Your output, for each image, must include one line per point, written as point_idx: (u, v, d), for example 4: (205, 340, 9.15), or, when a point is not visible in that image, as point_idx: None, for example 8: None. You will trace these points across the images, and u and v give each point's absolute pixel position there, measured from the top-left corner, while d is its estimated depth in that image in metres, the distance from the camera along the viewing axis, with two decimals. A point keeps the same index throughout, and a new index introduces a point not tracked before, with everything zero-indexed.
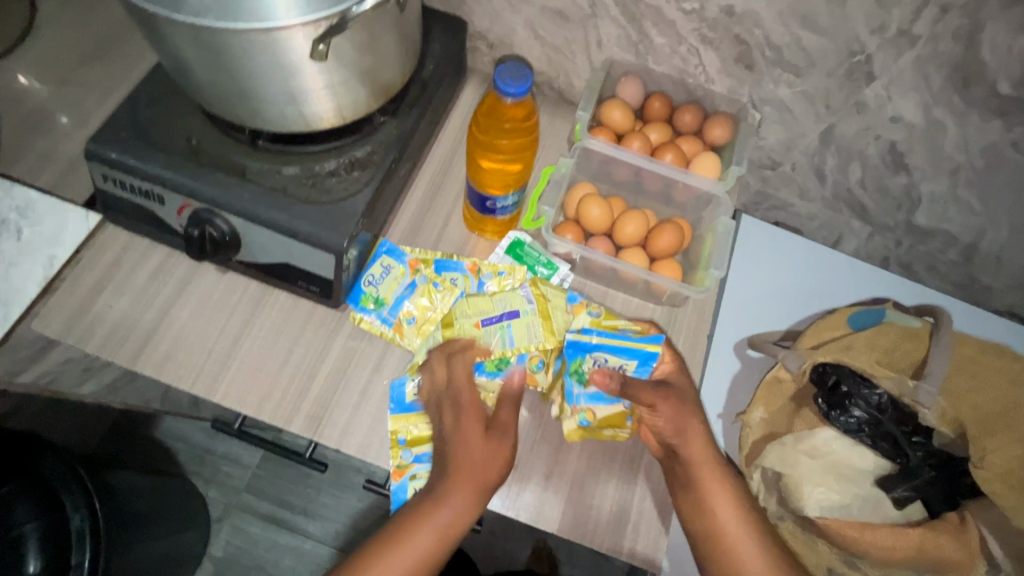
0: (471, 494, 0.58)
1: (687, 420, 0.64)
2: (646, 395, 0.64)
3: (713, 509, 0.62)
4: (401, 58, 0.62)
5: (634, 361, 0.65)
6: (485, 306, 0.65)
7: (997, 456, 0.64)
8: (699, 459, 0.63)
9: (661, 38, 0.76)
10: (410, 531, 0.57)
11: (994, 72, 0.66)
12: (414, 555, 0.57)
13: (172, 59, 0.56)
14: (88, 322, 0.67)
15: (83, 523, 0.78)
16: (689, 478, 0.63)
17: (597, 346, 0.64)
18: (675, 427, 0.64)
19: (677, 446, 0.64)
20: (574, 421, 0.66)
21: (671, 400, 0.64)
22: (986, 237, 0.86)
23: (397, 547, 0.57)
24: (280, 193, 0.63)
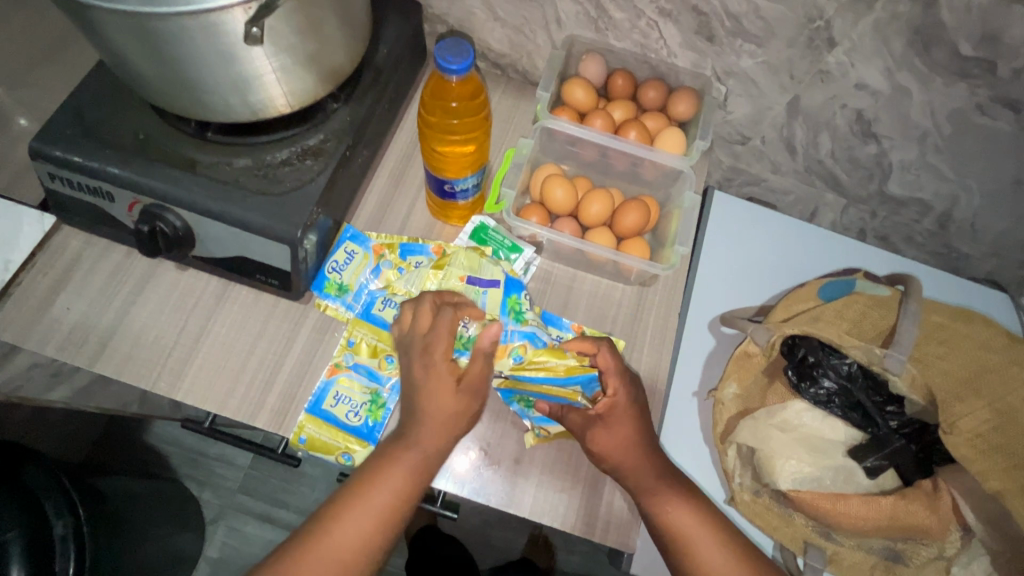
0: (460, 403, 0.57)
1: (629, 449, 0.59)
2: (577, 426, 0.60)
3: (669, 522, 0.58)
4: (347, 41, 0.61)
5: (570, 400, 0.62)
6: (475, 266, 0.69)
7: (967, 421, 0.62)
8: (643, 486, 0.59)
9: (620, 13, 0.74)
10: (399, 446, 0.56)
11: (954, 34, 0.64)
12: (406, 471, 0.55)
13: (107, 51, 0.55)
14: (45, 325, 0.66)
15: (66, 530, 0.79)
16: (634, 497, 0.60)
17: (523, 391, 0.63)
18: (615, 458, 0.59)
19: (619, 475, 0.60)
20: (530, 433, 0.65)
21: (608, 427, 0.60)
22: (959, 205, 0.85)
23: (387, 462, 0.56)
24: (231, 185, 0.62)
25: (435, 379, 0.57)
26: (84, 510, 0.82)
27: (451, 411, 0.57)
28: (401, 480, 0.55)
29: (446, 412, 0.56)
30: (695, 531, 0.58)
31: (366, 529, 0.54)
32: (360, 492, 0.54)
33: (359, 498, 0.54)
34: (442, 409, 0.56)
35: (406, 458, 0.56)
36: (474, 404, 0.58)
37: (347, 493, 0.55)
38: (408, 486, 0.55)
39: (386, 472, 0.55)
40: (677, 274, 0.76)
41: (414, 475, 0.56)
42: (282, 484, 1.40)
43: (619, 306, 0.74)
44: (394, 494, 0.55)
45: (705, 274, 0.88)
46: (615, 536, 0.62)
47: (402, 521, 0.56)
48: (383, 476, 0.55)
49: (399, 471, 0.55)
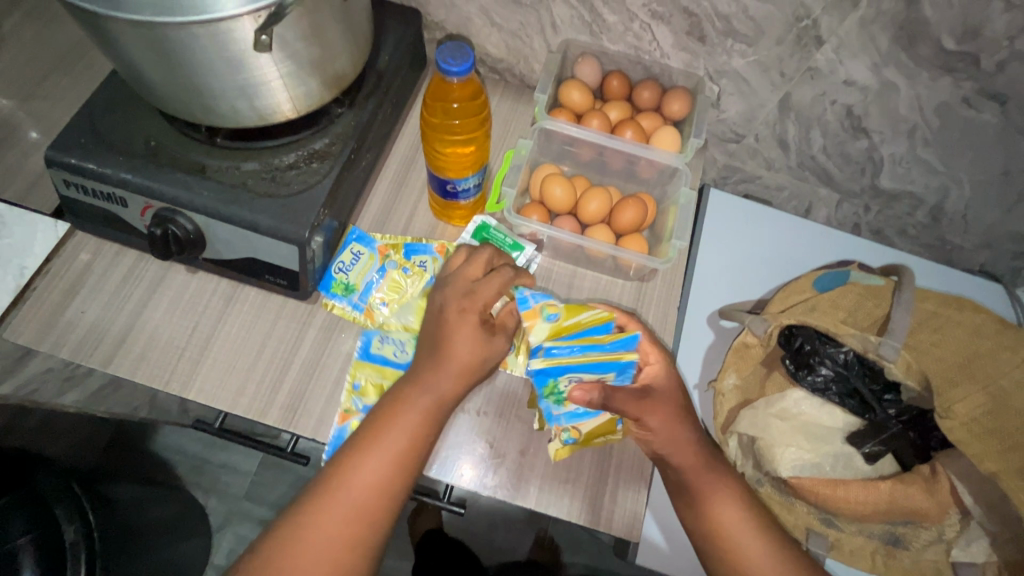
0: (473, 348, 0.58)
1: (677, 425, 0.62)
2: (631, 408, 0.60)
3: (711, 510, 0.60)
4: (351, 47, 0.63)
5: (613, 372, 0.61)
6: None
7: (963, 406, 0.64)
8: (689, 465, 0.62)
9: (613, 17, 0.77)
10: (411, 392, 0.57)
11: (937, 29, 0.66)
12: (419, 414, 0.57)
13: (120, 60, 0.57)
14: (60, 329, 0.68)
15: (78, 535, 0.80)
16: (680, 481, 0.63)
17: (566, 366, 0.60)
18: (665, 436, 0.61)
19: (667, 454, 0.62)
20: (559, 441, 0.63)
21: (655, 404, 0.61)
22: (950, 197, 0.87)
23: (401, 408, 0.57)
24: (240, 188, 0.64)
25: (464, 327, 0.57)
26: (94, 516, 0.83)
27: (460, 354, 0.57)
28: (415, 424, 0.56)
29: (454, 356, 0.57)
30: (734, 523, 0.60)
31: (385, 472, 0.55)
32: (376, 438, 0.56)
33: (375, 443, 0.56)
34: (460, 360, 0.57)
35: (419, 402, 0.57)
36: (488, 347, 0.59)
37: (364, 441, 0.56)
38: (422, 429, 0.57)
39: (399, 417, 0.56)
40: (675, 269, 0.78)
41: (428, 419, 0.57)
42: (289, 490, 1.41)
43: (619, 301, 0.75)
44: (409, 438, 0.56)
45: (704, 270, 0.90)
46: (620, 525, 0.63)
47: (418, 463, 0.57)
48: (397, 421, 0.56)
49: (412, 415, 0.56)
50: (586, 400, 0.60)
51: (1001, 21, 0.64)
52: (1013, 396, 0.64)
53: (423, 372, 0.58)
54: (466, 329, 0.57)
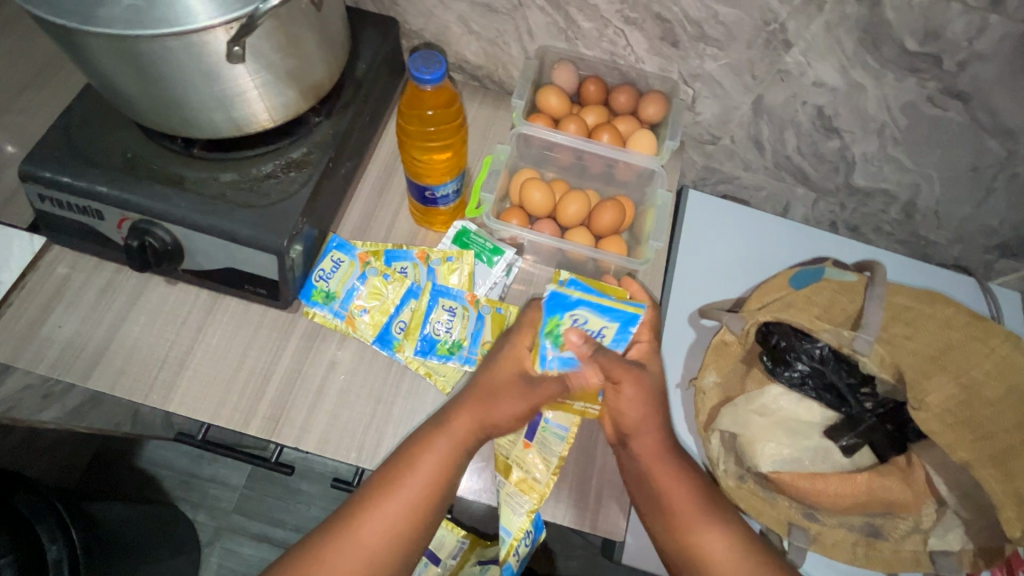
0: (501, 395, 0.61)
1: (648, 410, 0.63)
2: (615, 370, 0.60)
3: (666, 503, 0.62)
4: (327, 57, 0.64)
5: (612, 322, 0.59)
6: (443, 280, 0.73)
7: (935, 397, 0.65)
8: (649, 451, 0.63)
9: (588, 23, 0.78)
10: (435, 434, 0.60)
11: (899, 31, 0.68)
12: (443, 455, 0.59)
13: (95, 74, 0.57)
14: (37, 344, 0.67)
15: (60, 554, 0.79)
16: (639, 470, 0.63)
17: (575, 302, 0.57)
18: (635, 418, 0.63)
19: (630, 436, 0.63)
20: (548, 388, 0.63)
21: (641, 383, 0.62)
22: (921, 193, 0.89)
23: (424, 449, 0.59)
24: (219, 200, 0.64)
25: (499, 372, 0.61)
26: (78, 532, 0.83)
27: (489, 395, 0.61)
28: (436, 466, 0.59)
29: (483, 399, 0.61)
30: (690, 516, 0.62)
31: (406, 509, 0.58)
32: (398, 476, 0.58)
33: (399, 480, 0.58)
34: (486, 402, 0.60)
35: (443, 445, 0.59)
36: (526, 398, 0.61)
37: (387, 478, 0.59)
38: (445, 471, 0.59)
39: (420, 459, 0.59)
40: (655, 268, 0.79)
41: (449, 462, 0.59)
42: (280, 502, 1.40)
43: None
44: (430, 480, 0.58)
45: (685, 270, 0.91)
46: (604, 526, 0.63)
47: (439, 503, 0.59)
48: (421, 461, 0.59)
49: (436, 455, 0.59)
50: (578, 344, 0.57)
51: (960, 22, 0.66)
52: (982, 385, 0.66)
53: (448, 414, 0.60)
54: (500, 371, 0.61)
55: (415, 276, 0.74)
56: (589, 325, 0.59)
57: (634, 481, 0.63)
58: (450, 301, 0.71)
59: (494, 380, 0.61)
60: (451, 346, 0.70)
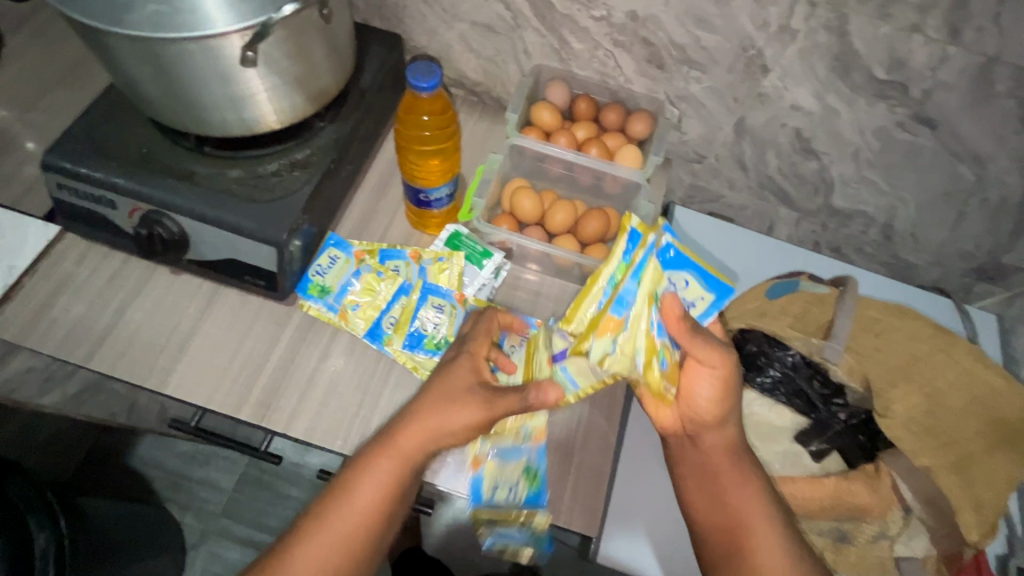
0: (449, 415, 0.58)
1: (723, 406, 0.60)
2: (713, 350, 0.57)
3: (726, 500, 0.60)
4: (333, 66, 0.69)
5: (712, 294, 0.59)
6: (433, 280, 0.76)
7: (900, 405, 0.68)
8: (719, 449, 0.62)
9: (580, 45, 0.83)
10: (388, 441, 0.58)
11: (868, 60, 0.73)
12: (398, 462, 0.58)
13: (118, 73, 0.62)
14: (45, 325, 0.70)
15: (47, 542, 0.80)
16: (703, 462, 0.62)
17: (685, 265, 0.58)
18: (712, 417, 0.61)
19: (694, 433, 0.63)
20: (655, 365, 0.54)
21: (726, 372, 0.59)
22: (898, 216, 0.93)
23: (379, 455, 0.58)
24: (225, 194, 0.68)
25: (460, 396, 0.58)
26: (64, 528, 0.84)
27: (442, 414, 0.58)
28: (391, 472, 0.57)
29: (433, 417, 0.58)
30: (751, 515, 0.59)
31: (362, 516, 0.56)
32: (353, 484, 0.57)
33: (355, 486, 0.57)
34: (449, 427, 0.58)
35: (398, 450, 0.58)
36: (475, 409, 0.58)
37: (326, 505, 0.57)
38: (398, 478, 0.58)
39: (376, 464, 0.57)
40: None
41: (389, 485, 0.57)
42: (268, 507, 1.40)
43: None
44: (384, 486, 0.57)
45: None
46: (579, 519, 0.65)
47: (394, 509, 0.58)
48: (376, 466, 0.57)
49: (390, 462, 0.57)
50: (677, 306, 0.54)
51: (923, 53, 0.71)
52: (946, 395, 0.69)
53: (389, 436, 0.58)
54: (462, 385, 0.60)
55: (406, 273, 0.77)
56: (685, 291, 0.59)
57: (694, 475, 0.63)
58: (439, 300, 0.75)
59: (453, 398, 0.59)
60: (437, 342, 0.73)
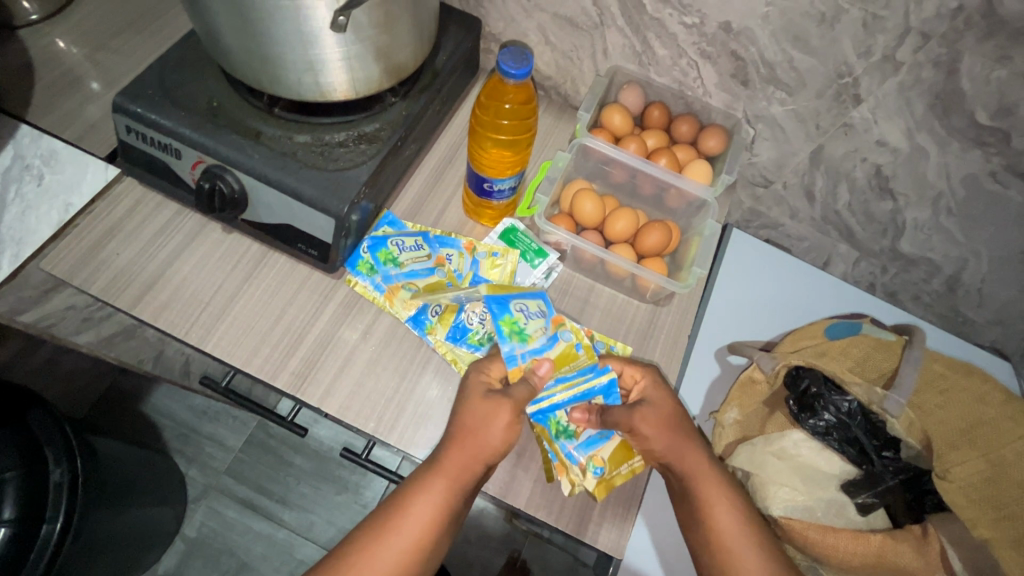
0: (490, 430, 0.58)
1: (673, 429, 0.63)
2: (622, 416, 0.63)
3: (710, 523, 0.61)
4: (415, 41, 0.67)
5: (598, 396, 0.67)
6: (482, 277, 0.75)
7: (961, 469, 0.66)
8: (692, 470, 0.63)
9: (663, 50, 0.80)
10: (428, 482, 0.58)
11: (972, 102, 0.69)
12: (436, 498, 0.57)
13: (203, 21, 0.61)
14: (93, 267, 0.70)
15: (62, 478, 0.75)
16: (684, 489, 0.63)
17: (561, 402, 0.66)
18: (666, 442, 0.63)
19: (673, 464, 0.63)
20: (590, 477, 0.64)
21: (646, 415, 0.63)
22: (967, 269, 0.89)
23: (420, 497, 0.58)
24: (290, 157, 0.67)
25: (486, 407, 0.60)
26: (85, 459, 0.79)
27: (486, 431, 0.58)
28: (428, 513, 0.57)
29: (482, 432, 0.58)
30: (727, 531, 0.60)
31: (401, 550, 0.56)
32: (391, 521, 0.57)
33: (396, 522, 0.57)
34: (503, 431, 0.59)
35: (439, 489, 0.57)
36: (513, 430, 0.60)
37: (379, 521, 0.58)
38: (440, 513, 0.58)
39: (414, 505, 0.57)
40: (690, 298, 0.80)
41: (444, 506, 0.58)
42: (271, 473, 1.39)
43: (632, 321, 0.77)
44: (424, 521, 0.57)
45: (715, 309, 0.92)
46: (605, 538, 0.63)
47: (428, 552, 0.57)
48: (414, 506, 0.57)
49: (428, 502, 0.57)
50: (585, 419, 0.65)
51: None
52: (1010, 466, 0.66)
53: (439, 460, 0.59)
54: (484, 416, 0.59)
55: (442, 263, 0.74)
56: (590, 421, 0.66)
57: (678, 495, 0.64)
58: (518, 300, 0.69)
59: (490, 416, 0.59)
60: (518, 330, 0.66)
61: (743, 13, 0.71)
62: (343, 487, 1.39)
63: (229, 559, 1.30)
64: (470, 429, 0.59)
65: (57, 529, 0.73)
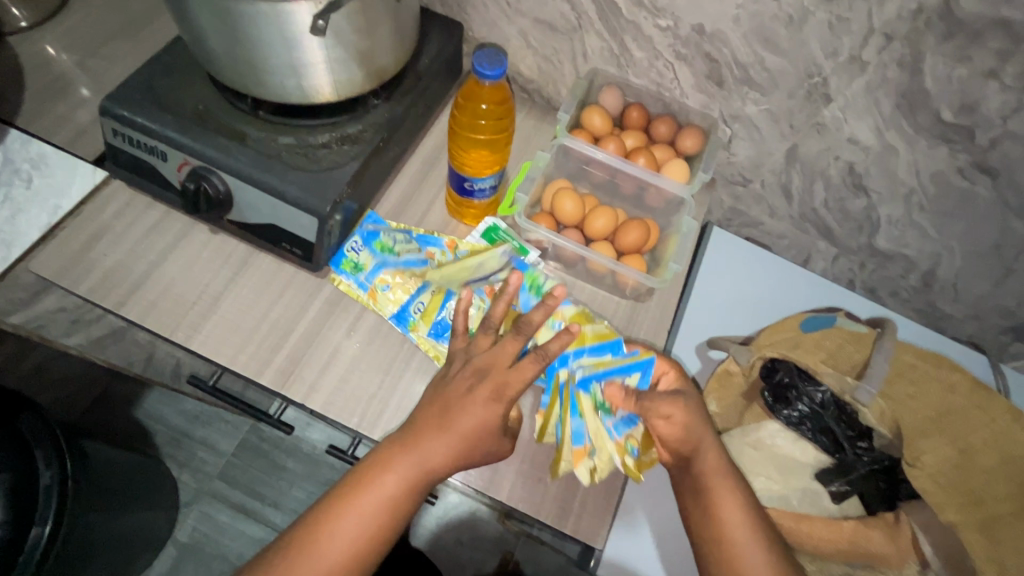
0: (462, 410, 0.60)
1: (697, 427, 0.65)
2: (663, 404, 0.64)
3: (719, 516, 0.62)
4: (396, 45, 0.69)
5: (635, 375, 0.67)
6: (463, 273, 0.75)
7: (930, 456, 0.69)
8: (709, 467, 0.64)
9: (641, 53, 0.82)
10: (401, 452, 0.60)
11: (936, 101, 0.72)
12: (405, 471, 0.59)
13: (188, 27, 0.63)
14: (81, 268, 0.71)
15: (52, 481, 0.76)
16: (696, 483, 0.64)
17: (594, 374, 0.67)
18: (690, 439, 0.64)
19: (691, 456, 0.64)
20: (628, 457, 0.65)
21: (683, 408, 0.65)
22: (941, 264, 0.91)
23: (392, 471, 0.59)
24: (274, 158, 0.68)
25: (472, 403, 0.60)
26: (74, 462, 0.80)
27: (460, 411, 0.60)
28: (398, 484, 0.59)
29: (455, 413, 0.60)
30: (738, 529, 0.62)
31: (372, 514, 0.58)
32: (362, 487, 0.59)
33: (367, 488, 0.59)
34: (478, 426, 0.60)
35: (410, 465, 0.59)
36: (491, 411, 0.60)
37: (353, 487, 0.60)
38: (408, 485, 0.59)
39: (388, 477, 0.59)
40: (670, 294, 0.82)
41: (413, 480, 0.59)
42: (263, 476, 1.39)
43: (614, 316, 0.79)
44: (393, 492, 0.59)
45: (696, 306, 0.93)
46: (586, 528, 0.65)
47: (394, 524, 0.59)
48: (386, 480, 0.59)
49: (397, 477, 0.59)
50: (619, 395, 0.65)
51: (996, 99, 0.69)
52: (979, 451, 0.70)
53: (412, 436, 0.60)
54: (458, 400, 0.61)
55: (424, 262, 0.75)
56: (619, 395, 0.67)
57: (688, 491, 0.65)
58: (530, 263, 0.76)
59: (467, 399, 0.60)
60: (537, 285, 0.73)
61: (714, 17, 0.74)
62: None
63: (221, 563, 1.31)
64: (444, 408, 0.61)
65: (45, 533, 0.74)
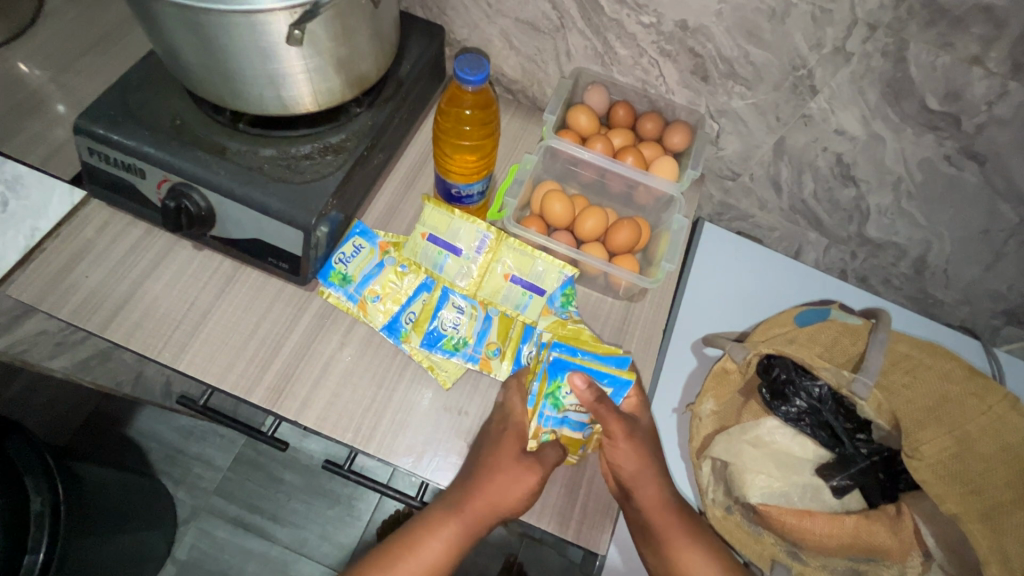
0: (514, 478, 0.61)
1: (642, 466, 0.64)
2: (613, 420, 0.62)
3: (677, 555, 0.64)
4: (375, 51, 0.67)
5: (607, 383, 0.65)
6: (524, 266, 0.72)
7: (930, 447, 0.69)
8: (651, 504, 0.64)
9: (625, 50, 0.81)
10: (445, 514, 0.62)
11: (921, 89, 0.71)
12: (451, 531, 0.62)
13: (160, 40, 0.61)
14: (62, 290, 0.69)
15: (43, 506, 0.75)
16: (641, 520, 0.65)
17: (574, 363, 0.65)
18: (633, 470, 0.63)
19: (631, 490, 0.64)
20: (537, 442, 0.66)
21: (634, 439, 0.64)
22: (932, 251, 0.91)
23: (433, 530, 0.62)
24: (256, 171, 0.67)
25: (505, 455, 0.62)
26: (65, 486, 0.78)
27: (503, 475, 0.61)
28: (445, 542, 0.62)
29: (497, 476, 0.61)
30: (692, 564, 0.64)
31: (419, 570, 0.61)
32: (412, 542, 0.62)
33: (415, 545, 0.62)
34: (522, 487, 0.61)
35: (452, 526, 0.61)
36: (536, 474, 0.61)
37: (401, 544, 0.62)
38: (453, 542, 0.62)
39: (435, 536, 0.62)
40: (663, 293, 0.81)
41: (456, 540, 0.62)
42: (261, 490, 1.37)
43: (607, 318, 0.78)
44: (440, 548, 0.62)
45: (690, 302, 0.93)
46: (587, 533, 0.64)
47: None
48: (424, 544, 0.62)
49: (440, 539, 0.61)
50: (582, 390, 0.62)
51: (981, 85, 0.68)
52: (975, 440, 0.71)
53: (458, 500, 0.61)
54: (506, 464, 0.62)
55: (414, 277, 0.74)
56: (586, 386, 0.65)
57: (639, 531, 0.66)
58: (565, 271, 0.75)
59: (505, 457, 0.62)
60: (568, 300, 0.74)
61: (697, 12, 0.73)
62: (336, 500, 1.38)
63: None
64: (490, 468, 0.62)
65: (39, 560, 0.71)
